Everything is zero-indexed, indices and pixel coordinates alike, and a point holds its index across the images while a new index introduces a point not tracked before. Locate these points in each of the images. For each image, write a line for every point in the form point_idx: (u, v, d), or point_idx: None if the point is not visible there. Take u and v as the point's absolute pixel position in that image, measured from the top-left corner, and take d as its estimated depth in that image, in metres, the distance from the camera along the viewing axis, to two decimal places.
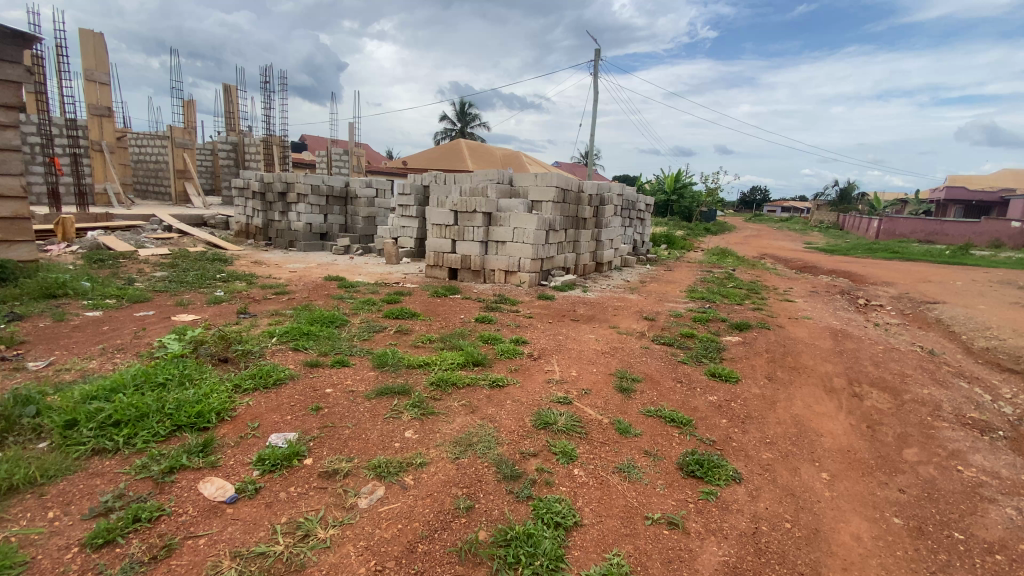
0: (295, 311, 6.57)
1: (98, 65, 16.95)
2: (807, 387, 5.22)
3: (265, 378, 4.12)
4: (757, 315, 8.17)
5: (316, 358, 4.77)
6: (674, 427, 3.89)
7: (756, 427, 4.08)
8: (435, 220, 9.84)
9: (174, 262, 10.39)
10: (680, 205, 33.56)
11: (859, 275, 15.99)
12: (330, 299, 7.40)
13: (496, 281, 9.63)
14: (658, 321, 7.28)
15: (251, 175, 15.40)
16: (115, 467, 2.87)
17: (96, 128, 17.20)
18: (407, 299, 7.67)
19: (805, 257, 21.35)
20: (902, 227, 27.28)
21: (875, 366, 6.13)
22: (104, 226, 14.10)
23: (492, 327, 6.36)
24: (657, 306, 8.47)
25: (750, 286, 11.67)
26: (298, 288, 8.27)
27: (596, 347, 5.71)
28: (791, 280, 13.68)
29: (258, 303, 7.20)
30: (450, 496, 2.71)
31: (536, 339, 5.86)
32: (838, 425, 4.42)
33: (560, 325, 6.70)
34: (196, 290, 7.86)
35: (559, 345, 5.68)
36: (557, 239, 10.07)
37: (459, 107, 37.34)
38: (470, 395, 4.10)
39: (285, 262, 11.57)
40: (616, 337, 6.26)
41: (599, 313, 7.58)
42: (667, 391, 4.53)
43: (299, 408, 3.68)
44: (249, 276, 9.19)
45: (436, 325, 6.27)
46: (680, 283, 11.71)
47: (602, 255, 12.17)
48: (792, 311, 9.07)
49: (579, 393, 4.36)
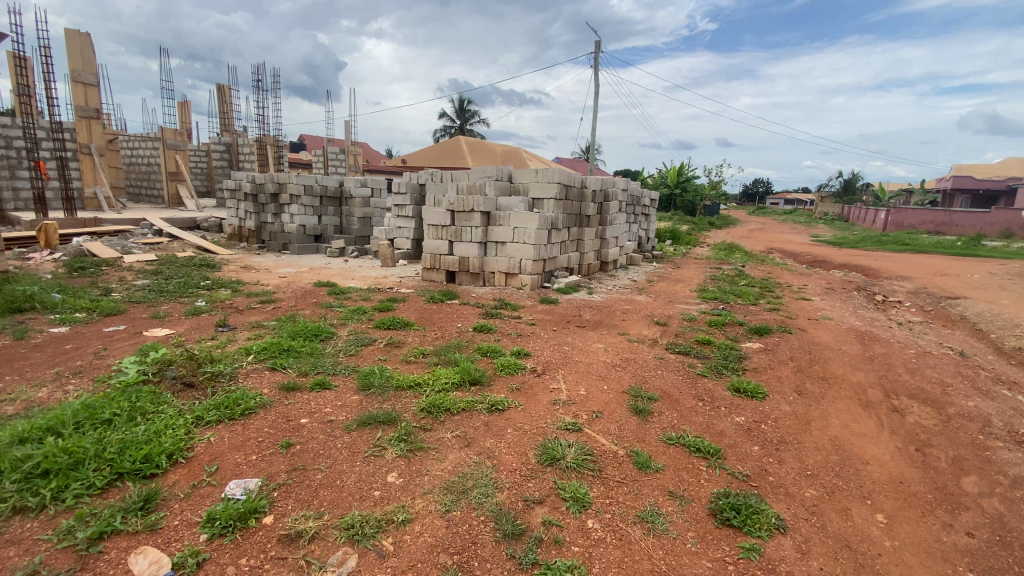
0: (279, 322, 6.08)
1: (85, 66, 16.45)
2: (841, 401, 4.70)
3: (233, 408, 3.64)
4: (775, 318, 7.62)
5: (293, 380, 4.27)
6: (700, 458, 3.38)
7: (794, 455, 3.57)
8: (432, 220, 9.32)
9: (158, 269, 9.92)
10: (684, 200, 32.94)
11: (873, 269, 15.40)
12: (317, 308, 6.90)
13: (497, 284, 9.12)
14: (670, 326, 6.75)
15: (243, 176, 14.89)
16: (35, 532, 2.38)
17: (84, 131, 16.73)
18: (401, 306, 7.16)
19: (813, 251, 20.71)
20: (910, 218, 26.63)
21: (910, 373, 5.59)
22: (90, 231, 13.61)
23: (492, 337, 5.84)
24: (667, 308, 7.93)
25: (762, 283, 11.11)
26: (285, 296, 7.78)
27: (606, 358, 5.19)
28: (803, 276, 13.10)
29: (240, 313, 6.71)
30: (437, 568, 2.22)
31: (540, 350, 5.34)
32: (883, 448, 3.91)
33: (565, 333, 6.17)
34: (176, 300, 7.37)
35: (565, 357, 5.15)
36: (559, 238, 9.55)
37: (458, 104, 36.74)
38: (465, 423, 3.58)
39: (275, 266, 11.08)
40: (626, 346, 5.72)
41: (606, 318, 7.05)
42: (689, 412, 4.02)
43: (267, 445, 3.20)
44: (236, 283, 8.72)
45: (430, 336, 5.75)
46: (689, 282, 11.16)
47: (606, 253, 11.64)
48: (811, 312, 8.50)
49: (590, 417, 3.85)
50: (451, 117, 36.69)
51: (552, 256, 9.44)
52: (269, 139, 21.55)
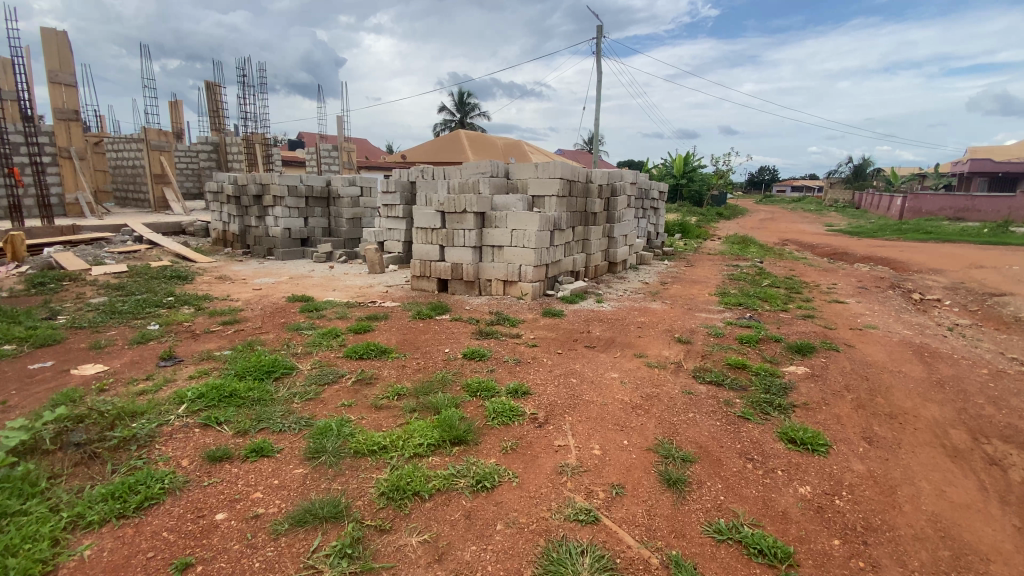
0: (234, 353, 5.16)
1: (64, 66, 15.07)
2: (923, 451, 3.71)
3: (127, 498, 2.79)
4: (813, 329, 6.59)
5: (224, 444, 3.36)
6: (767, 568, 2.42)
7: (890, 554, 2.58)
8: (420, 223, 8.33)
9: (122, 283, 8.98)
10: (690, 189, 31.79)
11: (900, 262, 14.26)
12: (283, 332, 5.93)
13: (493, 293, 8.17)
14: (695, 344, 5.74)
15: (225, 178, 13.97)
16: None
17: (64, 134, 15.53)
18: (381, 326, 6.20)
19: (831, 242, 19.51)
20: (929, 204, 25.23)
21: (995, 403, 4.57)
22: (64, 240, 12.68)
23: (484, 367, 4.85)
24: (687, 319, 6.94)
25: (788, 283, 10.08)
26: (253, 315, 6.82)
27: (624, 396, 4.20)
28: (828, 273, 12.02)
29: (194, 340, 5.75)
30: None
31: (543, 386, 4.37)
32: (1000, 528, 2.92)
33: (573, 359, 5.17)
34: (128, 324, 6.41)
35: (573, 395, 4.18)
36: (563, 239, 8.57)
37: (457, 97, 35.62)
38: (441, 515, 2.65)
39: (254, 276, 10.16)
40: (646, 375, 4.74)
41: (619, 335, 6.04)
42: (737, 482, 3.08)
43: (156, 567, 2.33)
44: (202, 298, 7.79)
45: (409, 368, 4.78)
46: (707, 283, 10.13)
47: (615, 253, 10.65)
48: (851, 319, 7.45)
49: (607, 496, 2.89)
50: (451, 109, 35.60)
51: (555, 260, 8.47)
52: (257, 137, 20.59)
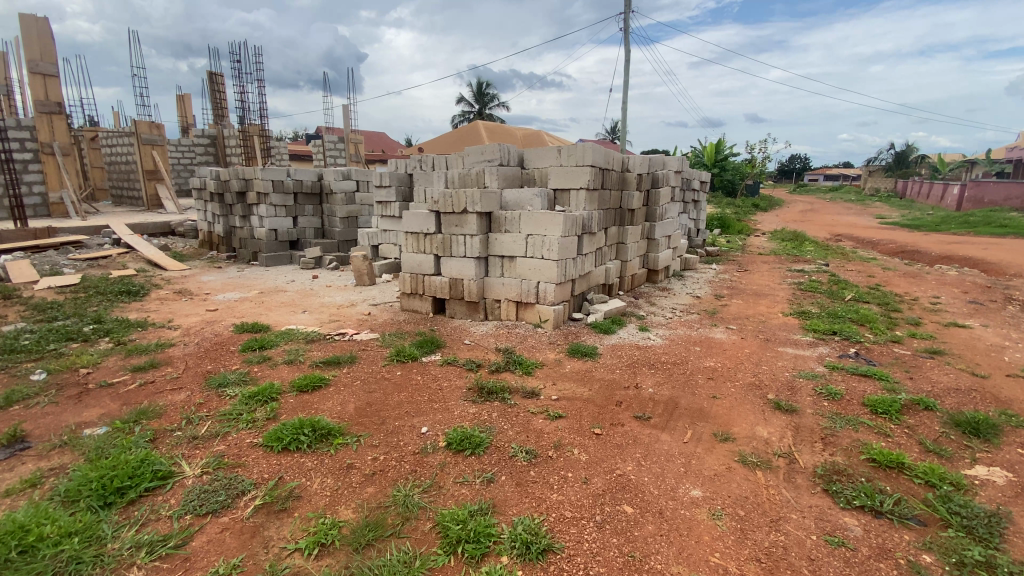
0: (105, 436, 3.35)
1: (45, 56, 13.28)
2: None
3: None
4: (964, 380, 4.54)
5: None
6: None
7: None
8: (410, 226, 6.48)
9: (53, 301, 7.31)
10: (723, 179, 29.40)
11: (989, 262, 11.98)
12: (202, 390, 4.15)
13: (503, 318, 6.33)
14: (804, 417, 3.79)
15: (207, 173, 12.39)
16: None
17: (46, 129, 13.69)
18: (340, 378, 4.35)
19: (892, 237, 17.16)
20: (992, 192, 22.33)
21: None
22: (30, 244, 11.13)
23: (477, 474, 2.96)
24: (772, 361, 4.95)
25: (877, 296, 8.01)
26: (182, 355, 5.03)
27: (726, 560, 2.31)
28: (914, 279, 9.79)
29: (73, 407, 3.93)
30: None
31: (578, 528, 2.49)
32: None
33: (621, 450, 3.26)
34: (5, 372, 4.66)
35: (636, 560, 2.29)
36: (593, 246, 6.65)
37: (476, 88, 33.87)
38: None
39: (220, 289, 8.47)
40: (749, 498, 2.81)
41: (683, 396, 4.09)
42: None
43: None
44: (135, 327, 6.06)
45: (356, 477, 2.94)
46: (775, 298, 8.05)
47: (656, 259, 8.70)
48: (996, 358, 5.34)
49: None
50: (469, 102, 33.84)
51: (583, 273, 6.56)
52: (254, 128, 19.29)
